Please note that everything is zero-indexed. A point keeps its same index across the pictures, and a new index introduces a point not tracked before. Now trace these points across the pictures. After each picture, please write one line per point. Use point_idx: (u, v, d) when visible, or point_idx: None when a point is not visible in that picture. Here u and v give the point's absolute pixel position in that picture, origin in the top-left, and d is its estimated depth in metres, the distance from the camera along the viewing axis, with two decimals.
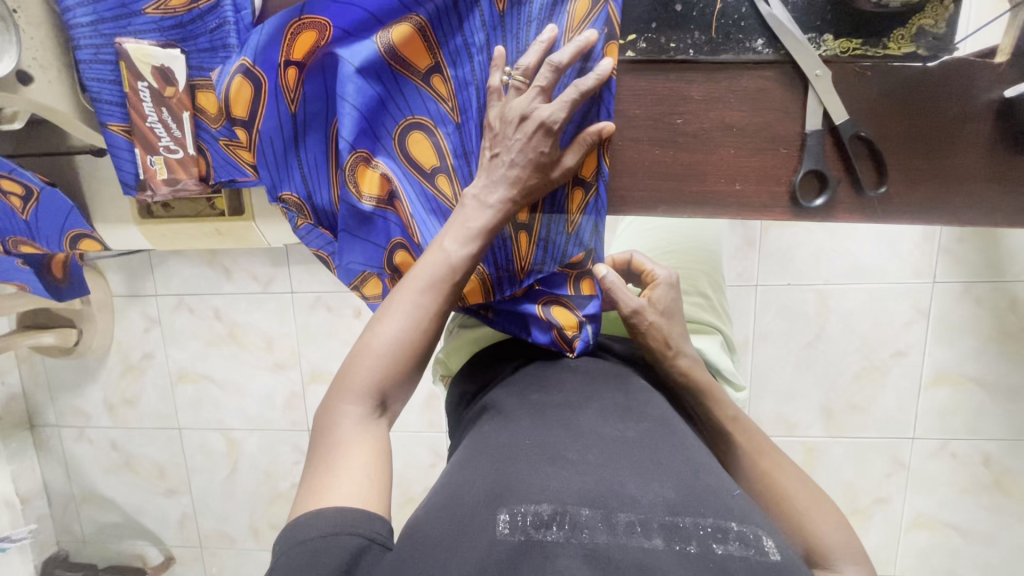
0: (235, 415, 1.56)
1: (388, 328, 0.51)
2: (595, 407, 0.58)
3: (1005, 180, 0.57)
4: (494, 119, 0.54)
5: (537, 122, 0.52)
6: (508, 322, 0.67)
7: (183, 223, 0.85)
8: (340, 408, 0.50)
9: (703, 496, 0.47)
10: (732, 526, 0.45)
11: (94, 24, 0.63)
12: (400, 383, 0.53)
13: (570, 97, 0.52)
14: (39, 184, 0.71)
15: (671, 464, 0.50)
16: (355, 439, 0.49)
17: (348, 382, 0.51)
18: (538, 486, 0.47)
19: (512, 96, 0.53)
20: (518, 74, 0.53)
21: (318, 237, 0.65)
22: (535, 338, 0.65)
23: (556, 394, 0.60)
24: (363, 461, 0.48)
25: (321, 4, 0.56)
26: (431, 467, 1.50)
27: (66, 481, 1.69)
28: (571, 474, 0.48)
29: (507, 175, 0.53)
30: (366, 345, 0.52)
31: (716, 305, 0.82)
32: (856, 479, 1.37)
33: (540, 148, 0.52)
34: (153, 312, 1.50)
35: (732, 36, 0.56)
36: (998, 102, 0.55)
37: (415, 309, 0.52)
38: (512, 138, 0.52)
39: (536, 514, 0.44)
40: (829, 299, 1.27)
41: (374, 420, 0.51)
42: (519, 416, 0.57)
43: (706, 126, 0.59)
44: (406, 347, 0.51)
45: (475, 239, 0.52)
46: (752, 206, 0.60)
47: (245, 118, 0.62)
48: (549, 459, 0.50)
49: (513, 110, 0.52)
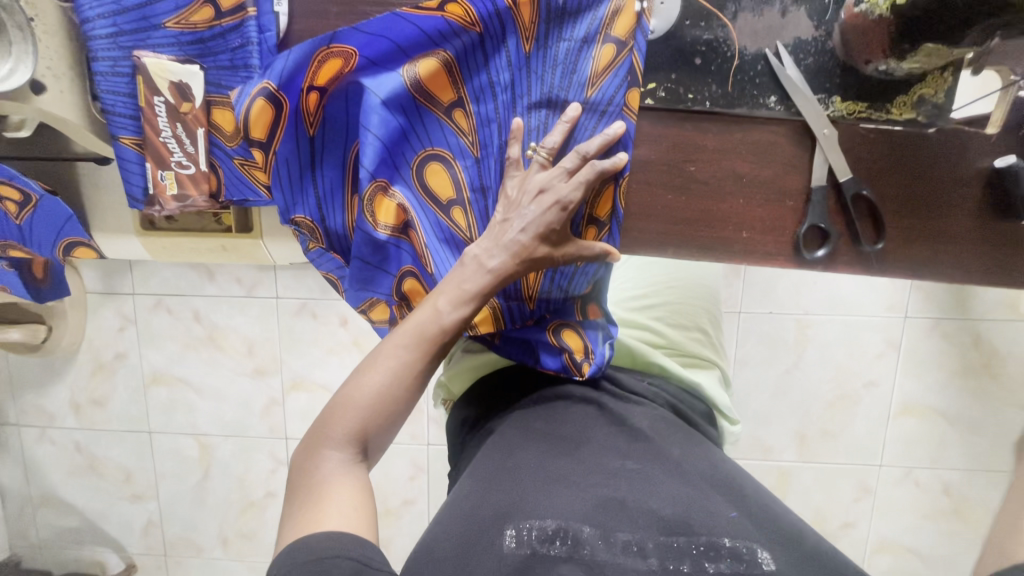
0: (210, 421, 1.52)
1: (370, 381, 0.52)
2: (598, 426, 0.59)
3: (991, 241, 0.61)
4: (512, 188, 0.57)
5: (554, 198, 0.55)
6: (517, 349, 0.67)
7: (185, 237, 0.82)
8: (321, 453, 0.51)
9: (700, 513, 0.48)
10: (724, 542, 0.46)
11: (113, 36, 0.62)
12: (383, 428, 0.53)
13: (586, 176, 0.55)
14: (39, 191, 0.70)
15: (672, 483, 0.52)
16: (337, 481, 0.50)
17: (328, 429, 0.52)
18: (543, 502, 0.49)
19: (534, 169, 0.57)
20: (543, 151, 0.57)
21: (329, 261, 0.66)
22: (545, 364, 0.66)
23: (560, 416, 0.61)
24: (348, 498, 0.49)
25: (350, 34, 0.57)
26: (410, 480, 1.48)
27: (23, 483, 1.62)
28: (574, 493, 0.50)
29: (515, 240, 0.54)
30: (347, 396, 0.52)
31: (713, 339, 0.82)
32: (825, 504, 1.41)
33: (550, 222, 0.54)
34: (130, 311, 1.46)
35: (747, 92, 0.59)
36: (988, 170, 0.59)
37: (399, 366, 0.53)
38: (526, 208, 0.55)
39: (542, 529, 0.47)
40: (807, 328, 1.32)
41: (357, 463, 0.52)
42: (524, 436, 0.58)
43: (717, 174, 0.62)
44: (388, 399, 0.52)
45: (467, 303, 0.54)
46: (756, 253, 0.63)
47: (262, 140, 0.62)
48: (556, 477, 0.52)
49: (533, 183, 0.56)
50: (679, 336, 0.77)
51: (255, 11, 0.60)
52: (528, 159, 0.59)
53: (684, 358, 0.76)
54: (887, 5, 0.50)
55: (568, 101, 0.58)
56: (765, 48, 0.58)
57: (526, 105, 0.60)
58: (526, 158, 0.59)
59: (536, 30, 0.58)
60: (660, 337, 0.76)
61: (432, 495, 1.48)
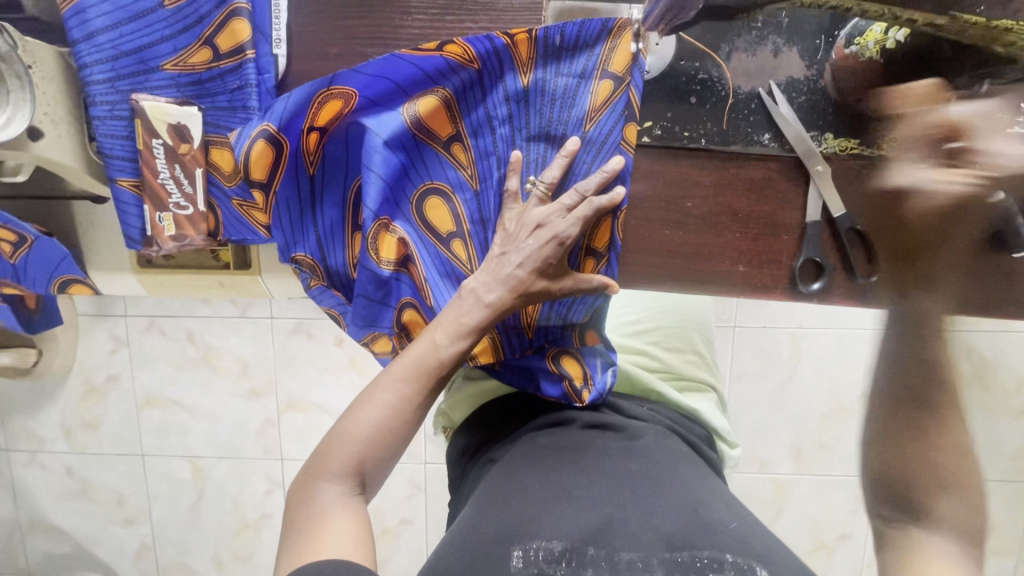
0: (204, 443, 1.50)
1: (367, 415, 0.52)
2: (599, 441, 0.61)
3: (981, 273, 0.62)
4: (510, 221, 0.58)
5: (552, 232, 0.55)
6: (517, 374, 0.68)
7: (184, 274, 0.80)
8: (319, 486, 0.51)
9: (701, 527, 0.50)
10: (727, 556, 0.48)
11: (111, 81, 0.62)
12: (381, 461, 0.53)
13: (583, 214, 0.56)
14: (34, 234, 0.70)
15: (673, 496, 0.53)
16: (334, 514, 0.50)
17: (326, 462, 0.52)
18: (548, 522, 0.50)
19: (533, 203, 0.58)
20: (542, 185, 0.58)
21: (330, 297, 0.67)
22: (545, 392, 0.66)
23: (563, 436, 0.62)
24: (345, 530, 0.49)
25: (350, 76, 0.57)
26: (407, 499, 1.47)
27: (13, 509, 1.59)
28: (578, 511, 0.51)
29: (513, 274, 0.55)
30: (344, 429, 0.53)
31: (708, 360, 0.82)
32: (822, 515, 1.42)
33: (547, 257, 0.55)
34: (121, 333, 1.44)
35: (742, 129, 0.60)
36: (978, 205, 0.60)
37: (396, 399, 0.53)
38: (524, 242, 0.55)
39: (548, 550, 0.48)
40: (801, 341, 1.33)
41: (356, 496, 0.52)
42: (529, 457, 0.59)
43: (713, 211, 0.63)
44: (385, 433, 0.52)
45: (464, 337, 0.54)
46: (753, 286, 0.64)
47: (262, 181, 0.62)
48: (559, 495, 0.53)
49: (532, 217, 0.56)
50: (675, 360, 0.77)
51: (255, 53, 0.61)
52: (526, 191, 0.60)
53: (680, 382, 0.76)
54: (876, 48, 0.52)
55: (567, 134, 0.59)
56: (758, 87, 0.59)
57: (524, 138, 0.61)
58: (524, 191, 0.60)
59: (533, 66, 0.58)
60: (657, 361, 0.76)
61: (430, 514, 1.47)
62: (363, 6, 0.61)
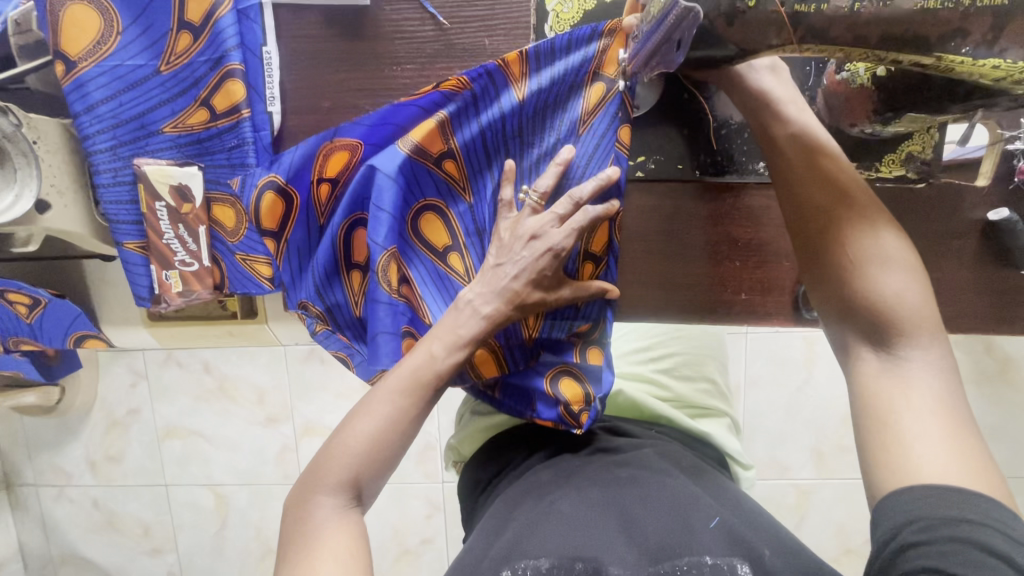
0: (224, 471, 1.52)
1: (363, 426, 0.52)
2: (594, 463, 0.60)
3: (990, 289, 0.61)
4: (504, 231, 0.56)
5: (546, 244, 0.53)
6: (514, 399, 0.65)
7: (193, 324, 0.82)
8: (315, 499, 0.51)
9: (681, 535, 0.48)
10: (705, 560, 0.46)
11: (113, 148, 0.64)
12: (377, 473, 0.53)
13: (579, 223, 0.54)
14: (48, 296, 0.72)
15: (658, 501, 0.52)
16: (330, 529, 0.50)
17: (321, 475, 0.51)
18: (536, 542, 0.49)
19: (527, 213, 0.56)
20: (535, 195, 0.56)
21: (336, 341, 0.65)
22: (542, 414, 0.64)
23: (563, 463, 0.61)
24: (343, 544, 0.49)
25: (350, 127, 0.60)
26: (426, 519, 1.47)
27: (44, 542, 1.63)
28: (566, 530, 0.50)
29: (508, 287, 0.54)
30: (341, 442, 0.52)
31: (723, 389, 0.80)
32: (848, 520, 1.38)
33: (543, 268, 0.54)
34: (141, 366, 1.48)
35: (736, 159, 0.61)
36: (982, 221, 0.60)
37: (394, 411, 0.53)
38: (519, 253, 0.54)
39: (536, 568, 0.46)
40: (815, 345, 1.32)
41: (352, 508, 0.52)
42: (529, 487, 0.59)
43: (712, 240, 0.65)
44: (379, 447, 0.52)
45: (461, 348, 0.54)
46: (759, 314, 0.66)
47: (274, 231, 0.64)
48: (548, 515, 0.52)
49: (525, 227, 0.55)
50: (685, 389, 0.75)
51: (249, 112, 0.64)
52: (520, 202, 0.59)
53: (693, 409, 0.74)
54: (867, 75, 0.50)
55: (561, 142, 0.59)
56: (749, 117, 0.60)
57: (519, 149, 0.60)
58: (518, 201, 0.58)
59: (525, 85, 0.58)
60: (667, 390, 0.74)
61: (450, 533, 1.47)
62: (354, 60, 0.64)
